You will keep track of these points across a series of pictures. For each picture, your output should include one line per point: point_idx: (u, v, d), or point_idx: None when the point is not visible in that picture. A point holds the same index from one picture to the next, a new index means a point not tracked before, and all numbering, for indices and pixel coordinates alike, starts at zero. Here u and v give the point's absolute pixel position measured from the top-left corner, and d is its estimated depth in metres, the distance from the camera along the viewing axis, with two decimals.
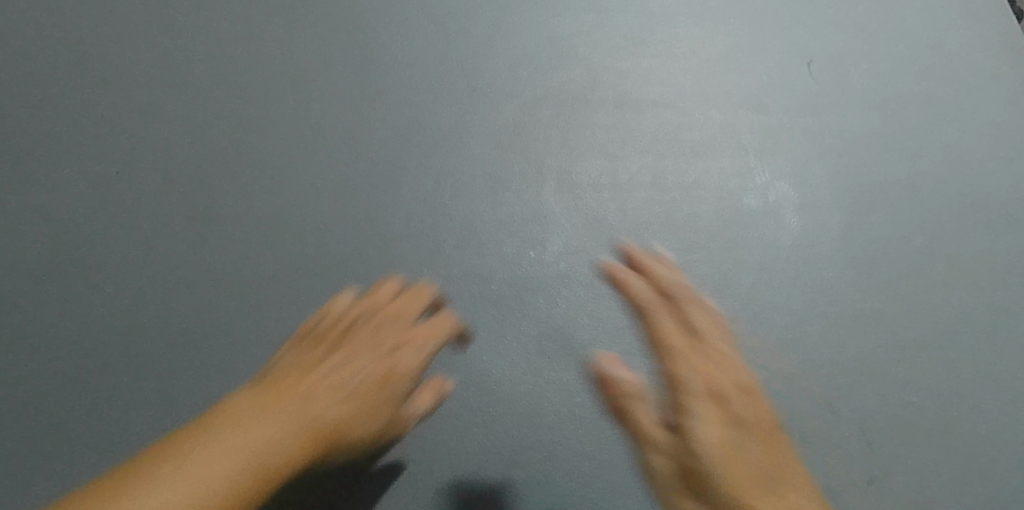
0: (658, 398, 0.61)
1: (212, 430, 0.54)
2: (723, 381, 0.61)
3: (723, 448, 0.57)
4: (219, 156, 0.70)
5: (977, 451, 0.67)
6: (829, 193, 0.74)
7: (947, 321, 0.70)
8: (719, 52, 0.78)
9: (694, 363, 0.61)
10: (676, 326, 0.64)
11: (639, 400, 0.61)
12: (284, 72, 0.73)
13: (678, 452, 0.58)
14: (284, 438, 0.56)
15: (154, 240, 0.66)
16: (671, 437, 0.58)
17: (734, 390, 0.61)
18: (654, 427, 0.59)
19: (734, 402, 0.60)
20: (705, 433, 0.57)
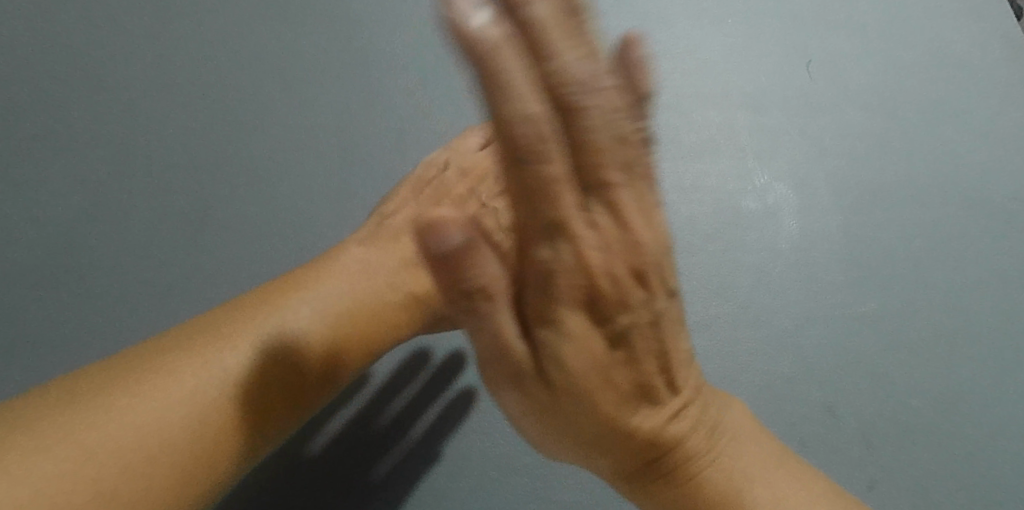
0: (557, 290, 0.38)
1: (259, 318, 0.53)
2: (650, 264, 0.39)
3: (629, 375, 0.43)
4: (213, 158, 0.69)
5: (979, 454, 0.66)
6: (828, 194, 0.73)
7: (948, 323, 0.70)
8: (715, 53, 0.78)
9: (606, 234, 0.37)
10: (616, 144, 0.34)
11: (565, 303, 0.39)
12: (278, 72, 0.72)
13: (610, 368, 0.42)
14: (330, 343, 0.55)
15: (145, 242, 0.66)
16: (614, 353, 0.42)
17: (656, 272, 0.40)
18: (591, 343, 0.41)
19: (644, 300, 0.40)
20: (635, 367, 0.43)
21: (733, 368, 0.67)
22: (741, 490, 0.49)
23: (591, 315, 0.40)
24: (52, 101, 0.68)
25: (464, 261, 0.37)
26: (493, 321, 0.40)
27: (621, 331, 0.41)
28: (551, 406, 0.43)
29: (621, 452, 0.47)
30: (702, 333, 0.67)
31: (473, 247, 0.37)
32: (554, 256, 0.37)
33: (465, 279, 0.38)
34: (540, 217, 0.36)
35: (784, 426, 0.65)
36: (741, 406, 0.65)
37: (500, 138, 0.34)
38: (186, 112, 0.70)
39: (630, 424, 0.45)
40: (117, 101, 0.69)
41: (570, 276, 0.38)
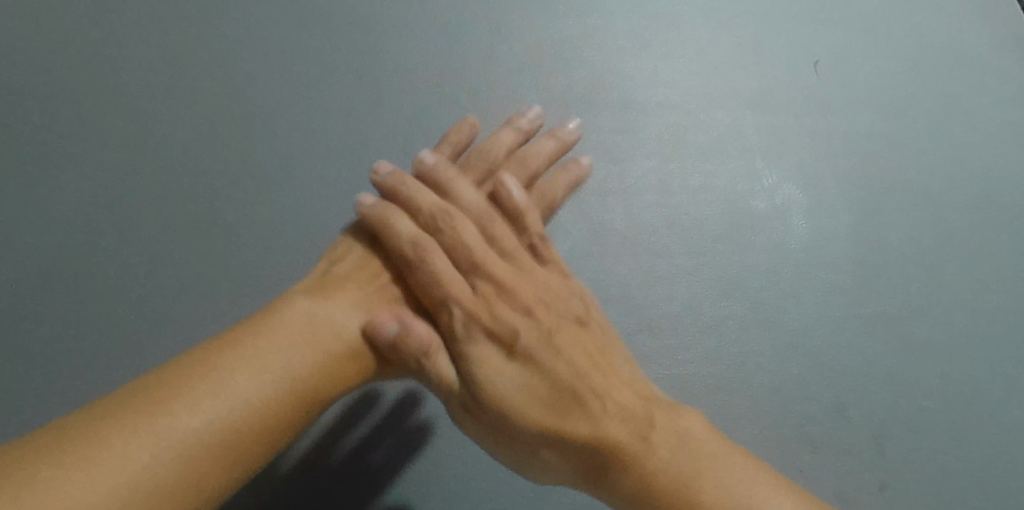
0: (465, 332, 0.53)
1: (192, 383, 0.47)
2: (535, 302, 0.54)
3: (544, 381, 0.52)
4: (214, 152, 0.67)
5: (991, 456, 0.65)
6: (839, 195, 0.73)
7: (958, 324, 0.69)
8: (723, 54, 0.78)
9: (493, 300, 0.54)
10: (479, 246, 0.56)
11: (473, 341, 0.53)
12: (282, 67, 0.70)
13: (526, 384, 0.51)
14: (274, 401, 0.49)
15: (143, 238, 0.63)
16: (522, 367, 0.52)
17: (542, 309, 0.54)
18: (502, 364, 0.52)
19: (534, 327, 0.53)
20: (547, 373, 0.52)
21: (741, 369, 0.66)
22: (692, 480, 0.47)
23: (502, 350, 0.53)
24: (49, 95, 0.66)
25: (403, 344, 0.53)
26: (434, 365, 0.53)
27: (521, 346, 0.52)
28: (485, 426, 0.53)
29: (570, 460, 0.51)
30: (711, 334, 0.67)
31: (407, 326, 0.53)
32: (449, 321, 0.54)
33: (409, 340, 0.53)
34: (433, 300, 0.54)
35: (793, 428, 0.65)
36: (752, 407, 0.65)
37: (421, 240, 0.55)
38: (186, 111, 0.67)
39: (569, 429, 0.50)
40: (116, 99, 0.67)
41: (470, 323, 0.53)
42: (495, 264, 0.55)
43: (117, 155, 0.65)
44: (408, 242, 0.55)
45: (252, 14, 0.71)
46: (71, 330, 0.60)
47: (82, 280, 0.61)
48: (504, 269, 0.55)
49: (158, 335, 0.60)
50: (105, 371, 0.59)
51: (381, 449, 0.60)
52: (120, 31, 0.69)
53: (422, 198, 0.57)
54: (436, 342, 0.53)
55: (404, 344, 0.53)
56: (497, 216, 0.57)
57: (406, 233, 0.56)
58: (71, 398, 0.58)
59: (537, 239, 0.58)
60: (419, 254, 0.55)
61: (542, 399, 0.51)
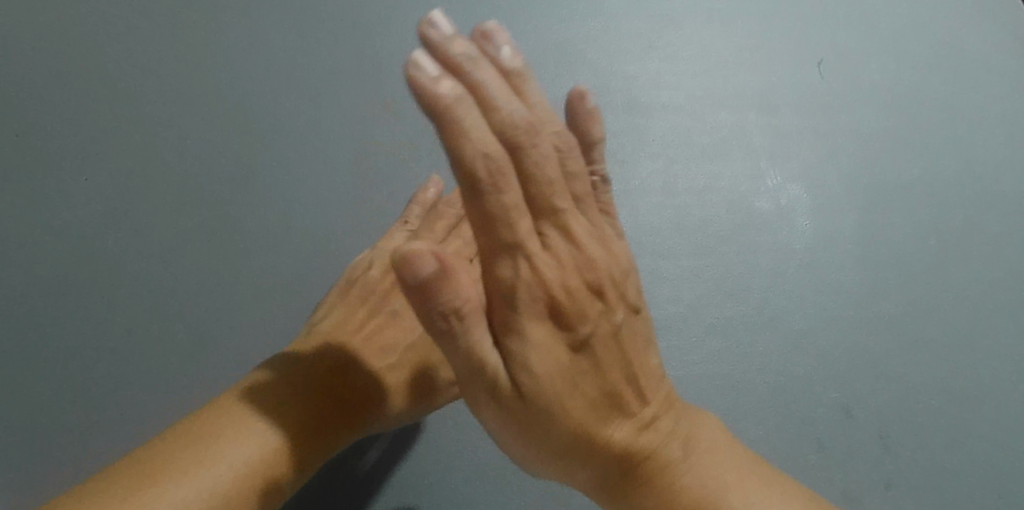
0: None
1: (183, 455, 0.47)
2: (604, 278, 0.43)
3: (595, 381, 0.44)
4: (222, 158, 0.67)
5: (997, 456, 0.66)
6: (842, 194, 0.73)
7: (963, 324, 0.70)
8: (726, 55, 0.78)
9: (556, 262, 0.43)
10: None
11: (527, 312, 0.42)
12: (288, 71, 0.70)
13: (573, 375, 0.43)
14: (264, 462, 0.49)
15: (151, 243, 0.64)
16: (577, 359, 0.44)
17: (609, 284, 0.44)
18: (555, 349, 0.43)
19: (599, 311, 0.43)
20: (602, 374, 0.44)
21: (747, 370, 0.67)
22: (713, 494, 0.45)
23: (552, 324, 0.43)
24: (60, 101, 0.66)
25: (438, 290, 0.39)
26: None
27: (582, 338, 0.43)
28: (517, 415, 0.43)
29: (602, 464, 0.46)
30: (717, 334, 0.68)
31: (448, 271, 0.39)
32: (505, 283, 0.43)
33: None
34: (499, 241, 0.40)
35: (799, 427, 0.65)
36: (758, 406, 0.66)
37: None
38: (194, 116, 0.68)
39: (606, 435, 0.45)
40: (124, 105, 0.67)
41: (534, 291, 0.41)
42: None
43: (126, 160, 0.66)
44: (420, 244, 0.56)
45: (258, 18, 0.72)
46: (81, 335, 0.61)
47: (92, 285, 0.62)
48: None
49: (165, 341, 0.62)
50: (121, 376, 0.60)
51: (370, 454, 0.61)
52: (128, 35, 0.69)
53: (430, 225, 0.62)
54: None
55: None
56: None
57: (416, 236, 0.56)
58: (88, 403, 0.59)
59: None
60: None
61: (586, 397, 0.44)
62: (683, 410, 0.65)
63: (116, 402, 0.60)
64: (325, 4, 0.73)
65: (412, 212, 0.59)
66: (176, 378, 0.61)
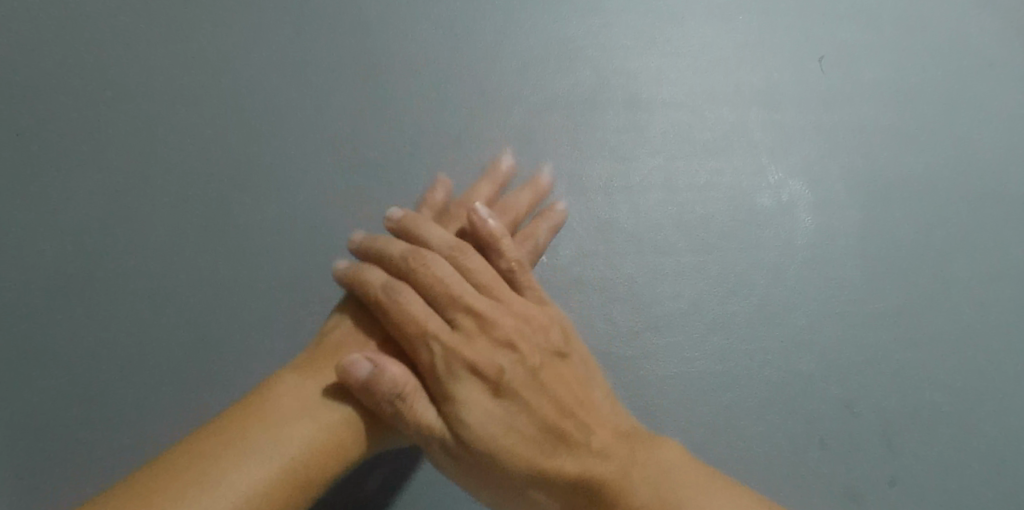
0: (448, 372, 0.50)
1: (185, 478, 0.46)
2: (512, 333, 0.51)
3: (533, 420, 0.49)
4: (223, 158, 0.67)
5: (999, 450, 0.66)
6: (845, 189, 0.73)
7: (967, 319, 0.69)
8: (727, 51, 0.77)
9: (473, 335, 0.51)
10: (454, 278, 0.52)
11: (454, 379, 0.50)
12: (288, 71, 0.70)
13: (508, 418, 0.49)
14: (270, 484, 0.47)
15: (154, 244, 0.64)
16: (500, 404, 0.49)
17: (520, 338, 0.51)
18: (484, 401, 0.49)
19: (512, 361, 0.50)
20: (534, 413, 0.49)
21: (750, 367, 0.66)
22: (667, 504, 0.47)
23: (476, 379, 0.49)
24: (60, 101, 0.66)
25: (377, 381, 0.50)
26: (411, 409, 0.50)
27: (500, 384, 0.49)
28: (469, 468, 0.50)
29: (558, 494, 0.49)
30: (719, 331, 0.67)
31: (377, 364, 0.50)
32: (430, 355, 0.51)
33: (381, 382, 0.50)
34: (412, 333, 0.51)
35: (802, 424, 0.65)
36: (761, 402, 0.65)
37: (391, 286, 0.53)
38: (193, 115, 0.68)
39: (553, 467, 0.49)
40: (124, 105, 0.67)
41: (450, 363, 0.50)
42: (472, 295, 0.52)
43: (127, 161, 0.66)
44: (381, 287, 0.53)
45: (257, 16, 0.71)
46: (89, 334, 0.62)
47: (96, 285, 0.63)
48: (479, 300, 0.52)
49: (170, 340, 0.63)
50: (129, 374, 0.62)
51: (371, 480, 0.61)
52: (126, 34, 0.69)
53: (396, 251, 0.54)
54: (411, 384, 0.50)
55: (378, 384, 0.50)
56: (460, 243, 0.55)
57: (413, 304, 0.52)
58: (98, 406, 0.61)
59: (513, 266, 0.55)
60: (393, 293, 0.48)
61: (526, 435, 0.49)
62: (685, 407, 0.65)
63: (126, 399, 0.61)
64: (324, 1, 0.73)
65: (378, 260, 0.55)
66: (182, 375, 0.62)
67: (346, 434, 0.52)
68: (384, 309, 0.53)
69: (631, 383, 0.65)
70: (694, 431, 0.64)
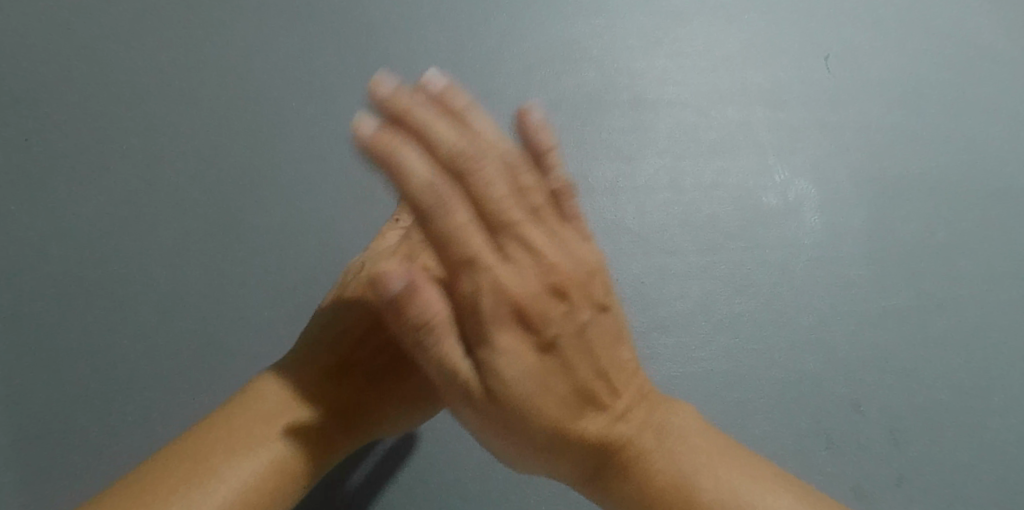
0: (492, 316, 0.43)
1: (169, 483, 0.44)
2: (571, 280, 0.45)
3: (571, 379, 0.45)
4: (229, 160, 0.68)
5: (1007, 448, 0.65)
6: (852, 189, 0.73)
7: (973, 317, 0.69)
8: (732, 50, 0.78)
9: (526, 269, 0.44)
10: (507, 199, 0.43)
11: (500, 323, 0.44)
12: (294, 74, 0.71)
13: (544, 376, 0.45)
14: (261, 478, 0.46)
15: (161, 245, 0.65)
16: (546, 360, 0.45)
17: (575, 287, 0.45)
18: (526, 354, 0.44)
19: (563, 312, 0.45)
20: (572, 372, 0.45)
21: (756, 366, 0.66)
22: (689, 479, 0.45)
23: (522, 331, 0.44)
24: (68, 104, 0.67)
25: (408, 302, 0.42)
26: (438, 346, 0.44)
27: (550, 340, 0.44)
28: (495, 416, 0.45)
29: (575, 455, 0.47)
30: (726, 331, 0.67)
31: (417, 287, 0.42)
32: (477, 288, 0.43)
33: (411, 309, 0.43)
34: (452, 257, 0.43)
35: (808, 423, 0.65)
36: (768, 402, 0.65)
37: (438, 185, 0.40)
38: (200, 118, 0.68)
39: (579, 429, 0.46)
40: (132, 109, 0.68)
41: (499, 299, 0.43)
42: (527, 221, 0.44)
43: (134, 164, 0.66)
44: (424, 186, 0.40)
45: (264, 21, 0.72)
46: (93, 337, 0.62)
47: (101, 287, 0.63)
48: (532, 229, 0.44)
49: (174, 342, 0.62)
50: (134, 376, 0.61)
51: (357, 474, 0.61)
52: (134, 42, 0.70)
53: (441, 136, 0.41)
54: (443, 313, 0.43)
55: (407, 307, 0.42)
56: (521, 159, 0.44)
57: (418, 171, 0.40)
58: (102, 405, 0.60)
59: (562, 186, 0.45)
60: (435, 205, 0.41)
61: (561, 393, 0.45)
62: (692, 407, 0.65)
63: (129, 401, 0.61)
64: (329, 4, 0.73)
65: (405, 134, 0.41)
66: (186, 377, 0.62)
67: (328, 423, 0.52)
68: (422, 212, 0.41)
69: None
70: None
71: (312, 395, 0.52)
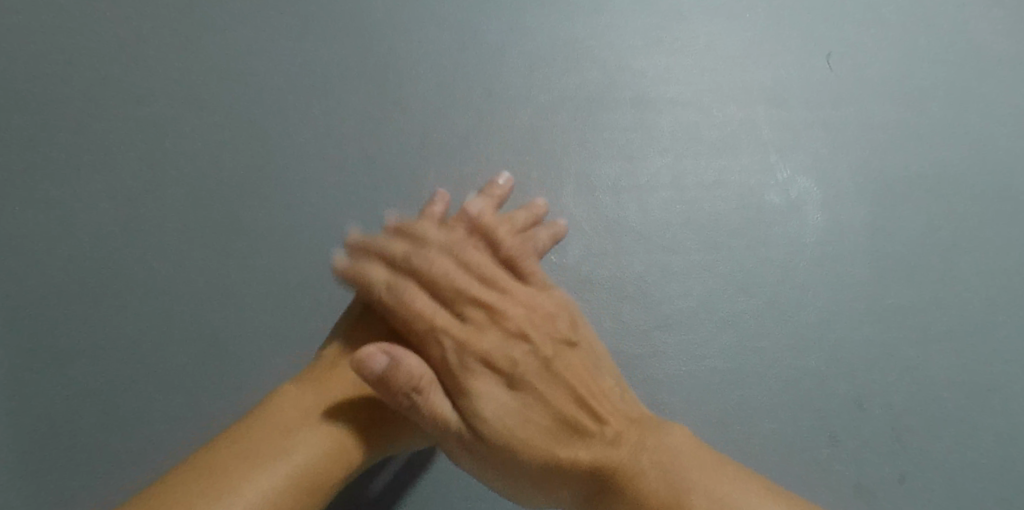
0: (464, 370, 0.51)
1: (198, 488, 0.45)
2: (524, 324, 0.52)
3: (546, 410, 0.50)
4: (233, 162, 0.68)
5: (1010, 444, 0.66)
6: (854, 186, 0.73)
7: (976, 315, 0.69)
8: (733, 48, 0.78)
9: (484, 328, 0.52)
10: (461, 276, 0.54)
11: (470, 374, 0.51)
12: (298, 75, 0.71)
13: (522, 410, 0.50)
14: (275, 491, 0.47)
15: (167, 248, 0.65)
16: (520, 397, 0.50)
17: (530, 328, 0.52)
18: (503, 396, 0.50)
19: (526, 351, 0.51)
20: (550, 405, 0.50)
21: (759, 364, 0.67)
22: (684, 492, 0.45)
23: (495, 377, 0.51)
24: (71, 104, 0.67)
25: (391, 376, 0.50)
26: (426, 400, 0.50)
27: (519, 378, 0.51)
28: (491, 459, 0.50)
29: (574, 482, 0.49)
30: (729, 329, 0.68)
31: (397, 362, 0.50)
32: (444, 351, 0.52)
33: (399, 376, 0.50)
34: (433, 325, 0.53)
35: (811, 420, 0.65)
36: (770, 399, 0.66)
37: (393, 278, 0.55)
38: (203, 120, 0.68)
39: (569, 455, 0.49)
40: (135, 110, 0.68)
41: (466, 356, 0.51)
42: (480, 291, 0.54)
43: (138, 167, 0.67)
44: (383, 285, 0.55)
45: (266, 21, 0.72)
46: (101, 339, 0.63)
47: (106, 290, 0.64)
48: (488, 294, 0.54)
49: (180, 343, 0.63)
50: (141, 378, 0.62)
51: (379, 479, 0.62)
52: (135, 42, 0.69)
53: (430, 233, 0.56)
54: (426, 375, 0.50)
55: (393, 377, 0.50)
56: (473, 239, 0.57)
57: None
58: (110, 407, 0.61)
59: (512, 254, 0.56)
60: (397, 296, 0.54)
61: (542, 424, 0.49)
62: (694, 405, 0.65)
63: (138, 403, 0.62)
64: (330, 4, 0.73)
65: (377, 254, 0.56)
66: (193, 378, 0.63)
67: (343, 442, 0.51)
68: (388, 294, 0.47)
69: (639, 381, 0.65)
70: (705, 427, 0.64)
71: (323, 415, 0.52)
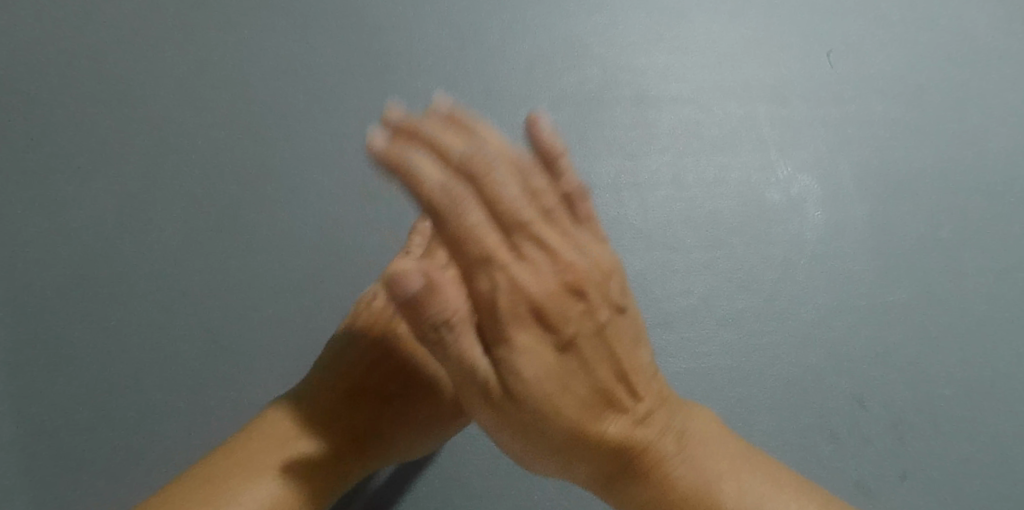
0: (510, 312, 0.39)
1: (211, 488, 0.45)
2: (586, 279, 0.40)
3: (585, 380, 0.42)
4: (232, 160, 0.68)
5: (1010, 442, 0.65)
6: (854, 183, 0.73)
7: (977, 312, 0.69)
8: (734, 46, 0.77)
9: (542, 266, 0.39)
10: (519, 199, 0.38)
11: (516, 320, 0.40)
12: (297, 73, 0.71)
13: (563, 376, 0.41)
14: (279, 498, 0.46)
15: (167, 246, 0.65)
16: (564, 360, 0.41)
17: (593, 285, 0.40)
18: (545, 353, 0.40)
19: (581, 311, 0.40)
20: (591, 372, 0.42)
21: (759, 362, 0.67)
22: (710, 485, 0.44)
23: (544, 330, 0.40)
24: (71, 104, 0.67)
25: (428, 302, 0.37)
26: (455, 345, 0.39)
27: (569, 339, 0.40)
28: (515, 422, 0.42)
29: (593, 464, 0.44)
30: (730, 327, 0.67)
31: (437, 283, 0.37)
32: (491, 286, 0.39)
33: (431, 306, 0.38)
34: (468, 254, 0.39)
35: (812, 418, 0.65)
36: (771, 397, 0.66)
37: (452, 186, 0.37)
38: (202, 119, 0.68)
39: (599, 432, 0.43)
40: (134, 110, 0.68)
41: (513, 297, 0.39)
42: (540, 219, 0.39)
43: (138, 165, 0.67)
44: (437, 187, 0.36)
45: (265, 20, 0.72)
46: (102, 336, 0.63)
47: (107, 287, 0.64)
48: (547, 227, 0.40)
49: (181, 339, 0.64)
50: (142, 376, 0.62)
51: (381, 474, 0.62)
52: (134, 42, 0.69)
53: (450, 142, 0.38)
54: (462, 308, 0.39)
55: None
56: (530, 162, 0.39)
57: (430, 173, 0.37)
58: (112, 404, 0.62)
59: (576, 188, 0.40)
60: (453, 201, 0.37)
61: (580, 396, 0.42)
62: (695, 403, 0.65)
63: (139, 399, 0.62)
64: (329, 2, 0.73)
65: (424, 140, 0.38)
66: (194, 375, 0.63)
67: (343, 448, 0.50)
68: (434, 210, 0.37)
69: None
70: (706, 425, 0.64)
71: (330, 413, 0.51)
